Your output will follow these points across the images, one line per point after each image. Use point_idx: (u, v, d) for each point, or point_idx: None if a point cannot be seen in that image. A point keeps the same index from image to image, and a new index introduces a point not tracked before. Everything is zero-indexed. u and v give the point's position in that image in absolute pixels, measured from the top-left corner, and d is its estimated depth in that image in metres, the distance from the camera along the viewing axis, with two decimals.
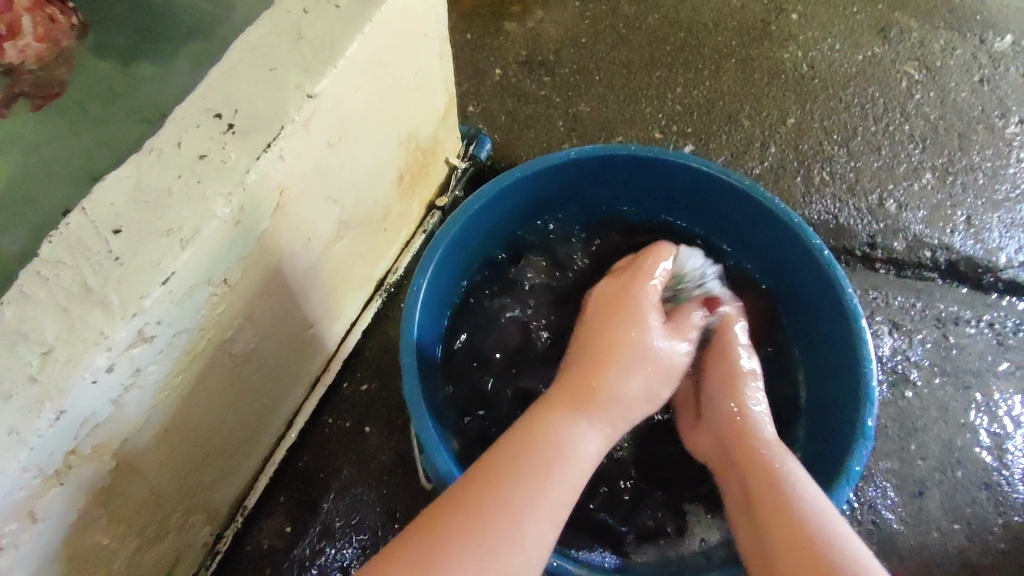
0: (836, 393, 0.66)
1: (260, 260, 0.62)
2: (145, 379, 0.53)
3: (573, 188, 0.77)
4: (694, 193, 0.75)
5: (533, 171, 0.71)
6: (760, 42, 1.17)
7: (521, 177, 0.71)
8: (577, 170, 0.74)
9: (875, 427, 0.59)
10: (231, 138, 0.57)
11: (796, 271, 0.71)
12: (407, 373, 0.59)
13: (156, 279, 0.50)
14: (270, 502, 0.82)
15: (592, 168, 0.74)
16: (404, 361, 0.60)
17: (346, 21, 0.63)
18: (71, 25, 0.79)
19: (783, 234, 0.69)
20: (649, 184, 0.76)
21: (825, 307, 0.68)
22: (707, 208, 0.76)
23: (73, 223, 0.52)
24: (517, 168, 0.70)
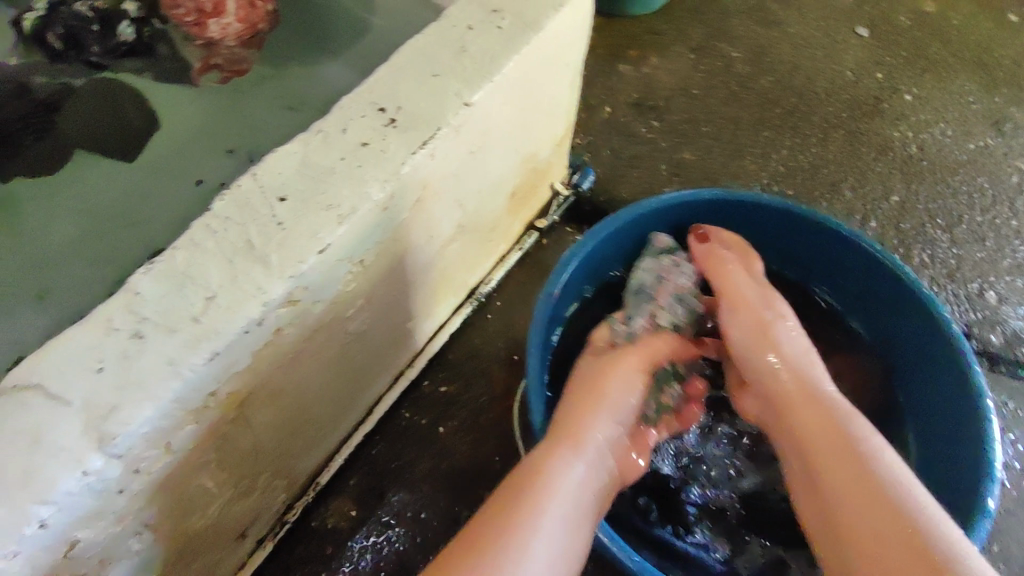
0: (951, 473, 0.65)
1: (392, 246, 0.65)
2: (280, 339, 0.56)
3: (698, 226, 0.80)
4: (820, 252, 0.77)
5: (668, 204, 0.74)
6: (871, 118, 1.18)
7: (655, 208, 0.74)
8: (708, 211, 0.77)
9: (994, 509, 0.57)
10: (391, 131, 0.61)
11: (920, 345, 0.71)
12: (530, 384, 0.62)
13: (312, 248, 0.54)
14: (340, 482, 0.84)
15: (723, 211, 0.77)
16: (529, 361, 0.63)
17: (506, 42, 0.68)
18: (266, 12, 0.85)
19: (910, 303, 0.70)
20: (775, 235, 0.78)
21: (949, 384, 0.67)
22: (831, 268, 0.77)
23: (244, 186, 0.57)
24: (654, 199, 0.74)
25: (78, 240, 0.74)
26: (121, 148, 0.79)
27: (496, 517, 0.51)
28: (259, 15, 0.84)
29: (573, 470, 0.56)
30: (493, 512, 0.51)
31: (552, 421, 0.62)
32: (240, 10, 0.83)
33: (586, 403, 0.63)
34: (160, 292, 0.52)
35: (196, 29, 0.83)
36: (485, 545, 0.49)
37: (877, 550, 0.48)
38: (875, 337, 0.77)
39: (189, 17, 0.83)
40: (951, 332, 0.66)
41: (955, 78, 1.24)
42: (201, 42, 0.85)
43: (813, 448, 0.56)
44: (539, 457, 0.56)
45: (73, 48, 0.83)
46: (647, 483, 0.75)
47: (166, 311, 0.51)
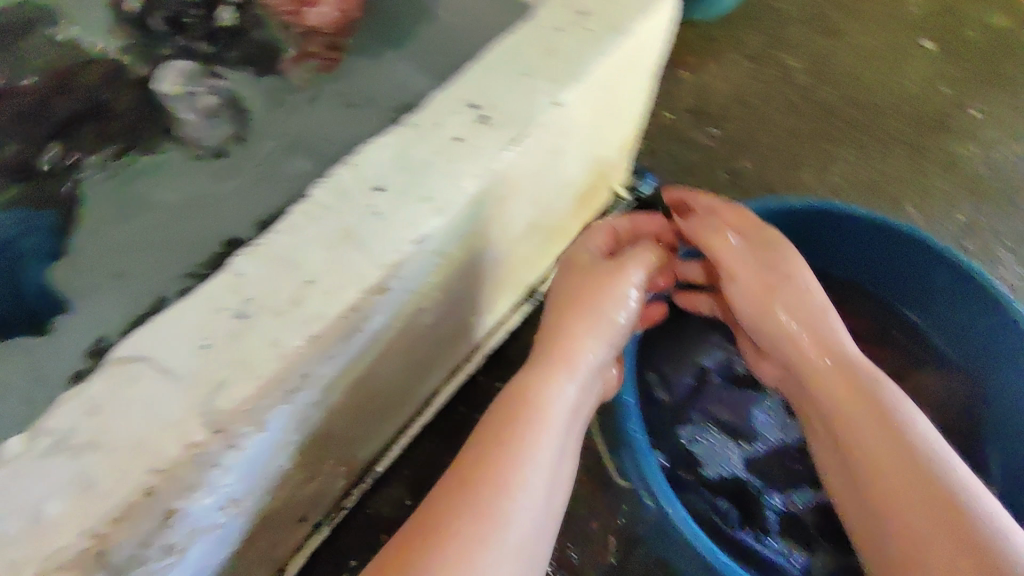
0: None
1: (474, 240, 0.66)
2: (370, 326, 0.57)
3: (791, 236, 0.85)
4: (907, 266, 0.81)
5: (761, 209, 0.80)
6: (935, 133, 1.16)
7: (749, 212, 0.79)
8: (798, 219, 0.82)
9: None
10: (484, 128, 0.61)
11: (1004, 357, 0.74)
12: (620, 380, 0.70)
13: (409, 237, 0.55)
14: (394, 473, 0.86)
15: (813, 220, 0.82)
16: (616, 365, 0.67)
17: (594, 44, 0.68)
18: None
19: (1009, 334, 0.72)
20: (879, 252, 0.82)
21: None
22: (929, 292, 0.81)
23: (342, 175, 0.58)
24: (747, 204, 0.79)
25: (158, 227, 0.74)
26: (200, 146, 0.80)
27: (521, 422, 0.58)
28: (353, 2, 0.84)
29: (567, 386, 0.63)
30: (529, 423, 0.59)
31: (550, 337, 0.67)
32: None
33: (572, 311, 0.68)
34: (264, 274, 0.52)
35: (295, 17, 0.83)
36: (513, 455, 0.56)
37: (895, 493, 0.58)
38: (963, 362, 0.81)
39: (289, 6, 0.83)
40: None
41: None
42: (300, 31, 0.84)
43: (836, 387, 0.66)
44: (541, 383, 0.62)
45: (176, 30, 0.86)
46: (729, 488, 0.80)
47: (270, 292, 0.52)
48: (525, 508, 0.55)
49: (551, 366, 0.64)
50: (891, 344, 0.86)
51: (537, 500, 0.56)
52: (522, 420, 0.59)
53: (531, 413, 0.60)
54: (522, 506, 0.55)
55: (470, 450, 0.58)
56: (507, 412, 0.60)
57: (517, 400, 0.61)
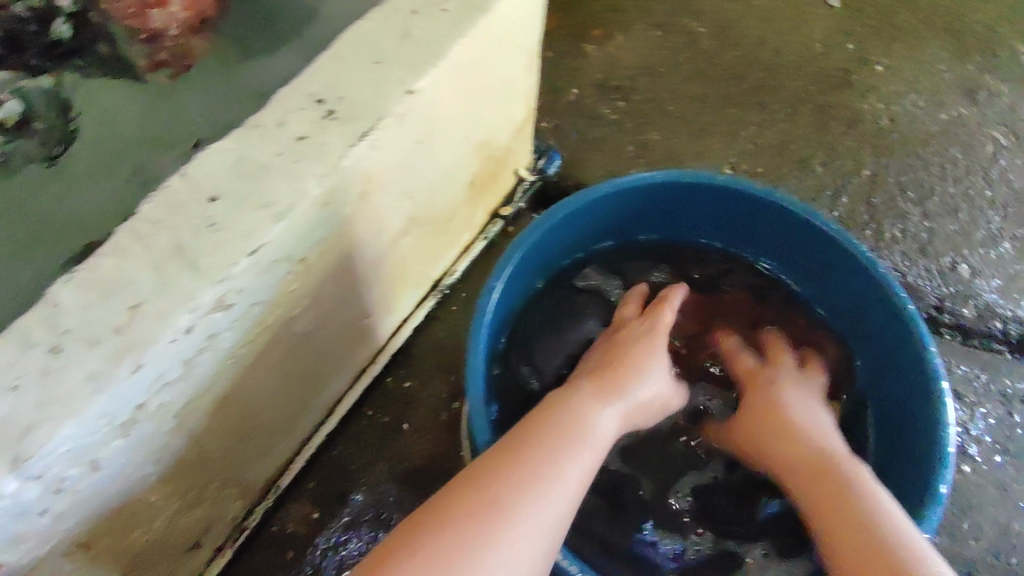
0: (905, 444, 0.66)
1: (336, 245, 0.63)
2: (218, 344, 0.54)
3: (657, 208, 0.77)
4: (776, 231, 0.75)
5: (620, 188, 0.71)
6: (840, 91, 1.16)
7: (606, 194, 0.71)
8: (661, 192, 0.74)
9: (948, 494, 0.58)
10: (330, 123, 0.57)
11: (873, 320, 0.70)
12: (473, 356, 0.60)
13: (245, 249, 0.51)
14: (300, 486, 0.84)
15: (678, 191, 0.74)
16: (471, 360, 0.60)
17: (453, 24, 0.63)
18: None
19: (868, 284, 0.68)
20: (733, 214, 0.76)
21: (902, 355, 0.67)
22: (791, 249, 0.76)
23: (173, 185, 0.53)
24: (605, 184, 0.70)
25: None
26: (41, 140, 0.72)
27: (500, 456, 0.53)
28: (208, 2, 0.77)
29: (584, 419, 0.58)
30: (534, 453, 0.53)
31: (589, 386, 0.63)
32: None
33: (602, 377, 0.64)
34: (84, 303, 0.49)
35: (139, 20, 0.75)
36: (534, 466, 0.52)
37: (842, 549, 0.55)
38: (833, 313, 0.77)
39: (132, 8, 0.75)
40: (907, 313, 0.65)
41: (927, 46, 1.21)
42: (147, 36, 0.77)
43: (788, 437, 0.65)
44: (578, 405, 0.60)
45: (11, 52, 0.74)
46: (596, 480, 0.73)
47: (90, 323, 0.48)
48: (521, 545, 0.48)
49: (587, 398, 0.61)
50: (767, 306, 0.81)
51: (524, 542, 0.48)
52: (563, 436, 0.56)
53: (575, 430, 0.57)
54: (542, 526, 0.50)
55: (504, 448, 0.54)
56: (557, 428, 0.57)
57: (564, 415, 0.58)
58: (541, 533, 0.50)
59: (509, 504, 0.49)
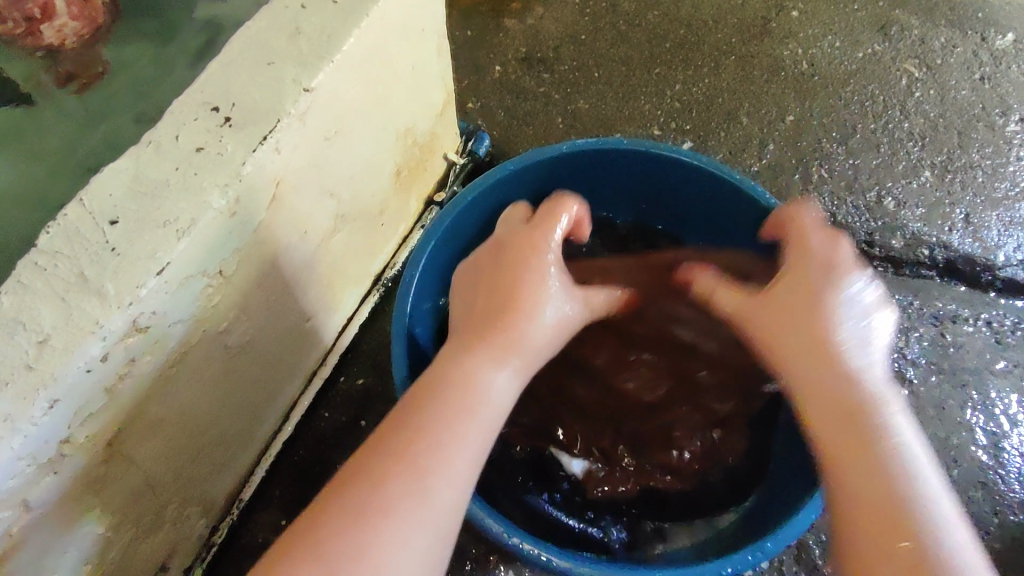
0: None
1: (256, 252, 0.62)
2: (139, 369, 0.54)
3: (570, 183, 0.80)
4: (687, 192, 0.78)
5: (525, 165, 0.73)
6: (760, 40, 1.17)
7: (512, 172, 0.73)
8: (571, 165, 0.76)
9: None
10: (227, 131, 0.56)
11: None
12: (396, 343, 0.64)
13: (151, 269, 0.51)
14: (265, 495, 0.84)
15: (587, 163, 0.76)
16: (394, 352, 0.64)
17: (344, 16, 0.62)
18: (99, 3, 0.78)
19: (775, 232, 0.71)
20: (643, 178, 0.79)
21: None
22: (702, 209, 0.79)
23: (71, 214, 0.52)
24: (509, 163, 0.73)
25: None
26: None
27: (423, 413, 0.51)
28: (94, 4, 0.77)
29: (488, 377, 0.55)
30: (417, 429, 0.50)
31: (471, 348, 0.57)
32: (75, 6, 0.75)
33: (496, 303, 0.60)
34: None
35: (31, 39, 0.75)
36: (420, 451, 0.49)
37: (862, 477, 0.48)
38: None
39: (19, 28, 0.74)
40: None
41: None
42: (43, 51, 0.76)
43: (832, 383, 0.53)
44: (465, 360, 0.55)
45: None
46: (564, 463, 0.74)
47: None
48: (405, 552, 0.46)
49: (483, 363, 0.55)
50: None
51: (438, 517, 0.48)
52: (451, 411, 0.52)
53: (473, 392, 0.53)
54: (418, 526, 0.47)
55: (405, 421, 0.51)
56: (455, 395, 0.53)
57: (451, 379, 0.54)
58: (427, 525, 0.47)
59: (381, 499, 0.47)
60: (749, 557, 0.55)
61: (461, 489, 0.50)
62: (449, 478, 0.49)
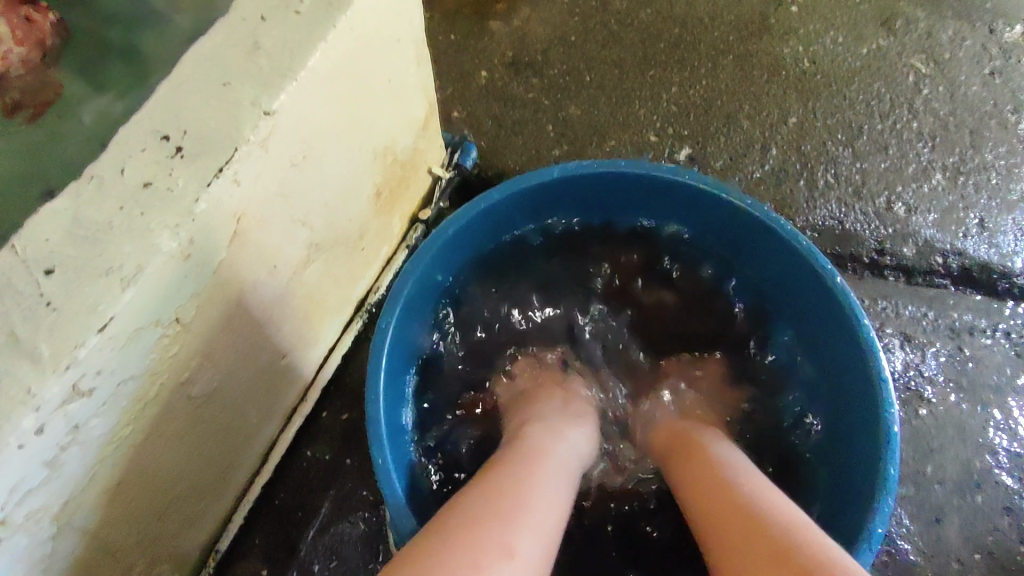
0: (850, 422, 0.63)
1: (218, 293, 0.56)
2: (86, 435, 0.48)
3: (562, 205, 0.74)
4: (691, 212, 0.72)
5: (512, 192, 0.67)
6: (759, 37, 1.12)
7: (498, 200, 0.67)
8: (563, 187, 0.70)
9: (898, 479, 0.56)
10: (178, 163, 0.50)
11: (801, 297, 0.68)
12: (372, 400, 0.59)
13: (93, 325, 0.45)
14: (245, 542, 0.78)
15: (580, 185, 0.70)
16: (370, 412, 0.58)
17: (308, 29, 0.56)
18: (50, 24, 0.72)
19: (791, 259, 0.66)
20: (642, 199, 0.72)
21: (836, 331, 0.64)
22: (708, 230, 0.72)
23: (2, 263, 0.47)
24: (495, 191, 0.66)
25: None
26: None
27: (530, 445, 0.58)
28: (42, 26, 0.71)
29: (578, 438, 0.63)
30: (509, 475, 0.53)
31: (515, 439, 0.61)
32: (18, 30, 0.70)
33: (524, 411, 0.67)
34: None
35: None
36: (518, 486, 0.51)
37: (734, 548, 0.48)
38: (759, 293, 0.74)
39: None
40: (834, 286, 0.62)
41: None
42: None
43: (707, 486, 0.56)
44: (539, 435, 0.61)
45: None
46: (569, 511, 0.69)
47: None
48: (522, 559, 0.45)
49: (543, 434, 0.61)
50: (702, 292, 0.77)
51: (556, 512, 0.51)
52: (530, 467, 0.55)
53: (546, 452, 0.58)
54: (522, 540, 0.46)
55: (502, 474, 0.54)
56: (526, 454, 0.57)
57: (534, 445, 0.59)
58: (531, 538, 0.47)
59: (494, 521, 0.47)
60: None
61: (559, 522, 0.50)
62: (554, 494, 0.52)
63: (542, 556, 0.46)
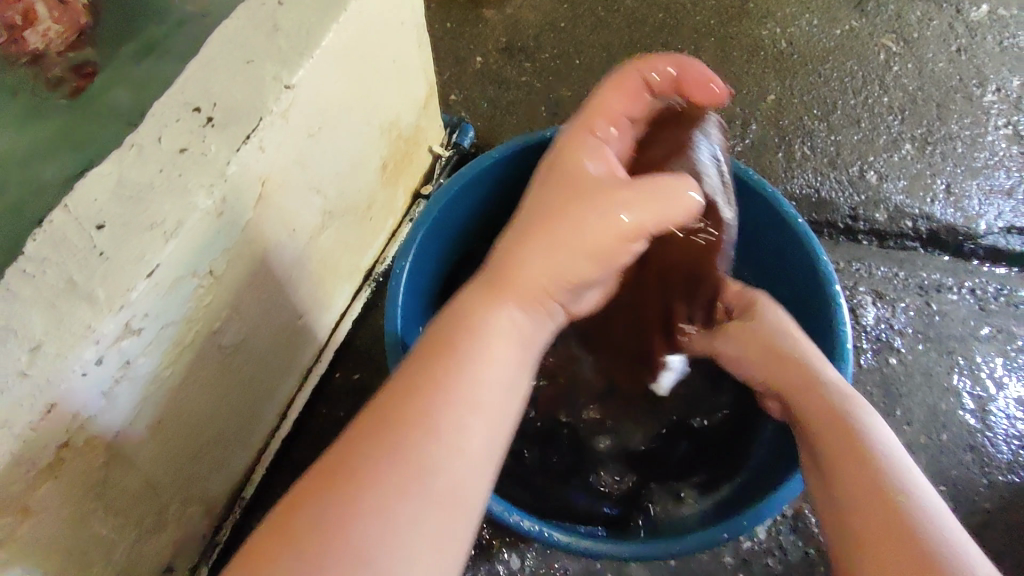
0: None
1: (245, 250, 0.62)
2: (135, 372, 0.54)
3: None
4: None
5: (511, 152, 0.74)
6: (738, 21, 1.18)
7: (498, 160, 0.74)
8: None
9: None
10: (210, 130, 0.56)
11: (768, 243, 0.75)
12: (390, 335, 0.65)
13: (140, 272, 0.51)
14: (267, 492, 0.85)
15: None
16: (389, 343, 0.65)
17: (322, 11, 0.62)
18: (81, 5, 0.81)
19: (758, 207, 0.73)
20: None
21: (797, 269, 0.72)
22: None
23: (57, 220, 0.52)
24: (495, 150, 0.74)
25: None
26: None
27: (431, 366, 0.47)
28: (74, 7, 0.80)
29: (507, 321, 0.51)
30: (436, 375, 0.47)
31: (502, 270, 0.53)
32: (54, 11, 0.78)
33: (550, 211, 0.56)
34: None
35: (17, 46, 0.77)
36: (424, 408, 0.45)
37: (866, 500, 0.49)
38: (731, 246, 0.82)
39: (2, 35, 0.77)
40: (795, 225, 0.70)
41: None
42: (30, 58, 0.79)
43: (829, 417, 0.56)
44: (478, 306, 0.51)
45: None
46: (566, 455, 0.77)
47: None
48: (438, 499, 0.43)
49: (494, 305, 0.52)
50: None
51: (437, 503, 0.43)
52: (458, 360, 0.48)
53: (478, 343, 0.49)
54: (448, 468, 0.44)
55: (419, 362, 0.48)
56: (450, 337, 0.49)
57: (474, 318, 0.50)
58: (445, 479, 0.44)
59: (400, 470, 0.43)
60: (744, 522, 0.58)
61: (485, 454, 0.46)
62: (459, 453, 0.45)
63: (451, 513, 0.44)
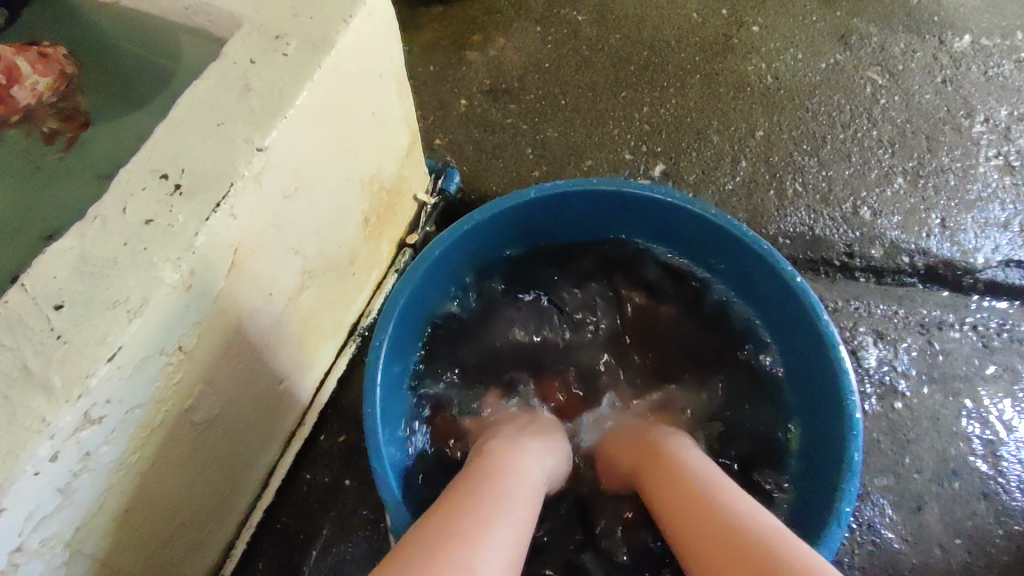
0: (816, 409, 0.69)
1: (218, 321, 0.59)
2: (96, 462, 0.50)
3: (541, 222, 0.78)
4: (661, 223, 0.76)
5: (497, 212, 0.72)
6: (723, 57, 1.18)
7: (481, 220, 0.72)
8: (543, 206, 0.75)
9: (862, 460, 0.61)
10: (178, 200, 0.53)
11: (765, 292, 0.73)
12: (368, 417, 0.63)
13: (101, 356, 0.47)
14: (248, 568, 0.80)
15: (559, 203, 0.75)
16: (368, 426, 0.63)
17: (295, 69, 0.60)
18: (61, 54, 0.79)
19: (753, 261, 0.71)
20: (614, 212, 0.77)
21: (798, 327, 0.69)
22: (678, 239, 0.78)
23: (12, 301, 0.49)
24: (478, 212, 0.71)
25: None
26: None
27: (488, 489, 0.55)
28: (56, 58, 0.78)
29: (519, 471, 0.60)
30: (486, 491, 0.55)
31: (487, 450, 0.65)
32: (37, 65, 0.77)
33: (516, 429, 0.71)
34: None
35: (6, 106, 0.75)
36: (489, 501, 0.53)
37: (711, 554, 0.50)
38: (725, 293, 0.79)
39: None
40: (794, 285, 0.67)
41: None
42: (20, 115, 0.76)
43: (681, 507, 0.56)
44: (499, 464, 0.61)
45: None
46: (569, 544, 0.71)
47: None
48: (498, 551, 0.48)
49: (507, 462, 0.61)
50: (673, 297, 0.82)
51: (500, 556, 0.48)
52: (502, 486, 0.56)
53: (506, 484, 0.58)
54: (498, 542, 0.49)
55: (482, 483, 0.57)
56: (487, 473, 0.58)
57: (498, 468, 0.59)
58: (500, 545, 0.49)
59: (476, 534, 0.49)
60: None
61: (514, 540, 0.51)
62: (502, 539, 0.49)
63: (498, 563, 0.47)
